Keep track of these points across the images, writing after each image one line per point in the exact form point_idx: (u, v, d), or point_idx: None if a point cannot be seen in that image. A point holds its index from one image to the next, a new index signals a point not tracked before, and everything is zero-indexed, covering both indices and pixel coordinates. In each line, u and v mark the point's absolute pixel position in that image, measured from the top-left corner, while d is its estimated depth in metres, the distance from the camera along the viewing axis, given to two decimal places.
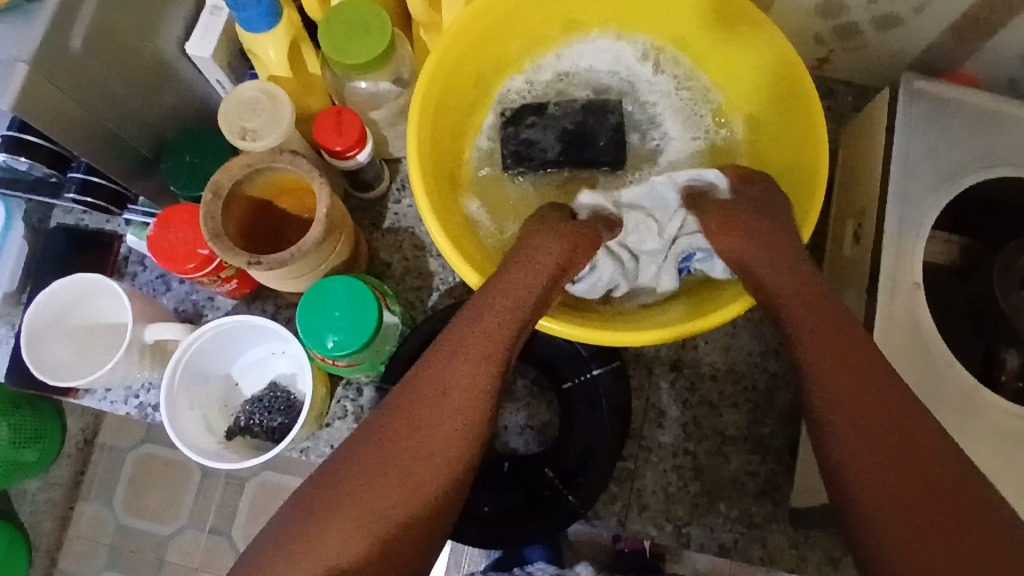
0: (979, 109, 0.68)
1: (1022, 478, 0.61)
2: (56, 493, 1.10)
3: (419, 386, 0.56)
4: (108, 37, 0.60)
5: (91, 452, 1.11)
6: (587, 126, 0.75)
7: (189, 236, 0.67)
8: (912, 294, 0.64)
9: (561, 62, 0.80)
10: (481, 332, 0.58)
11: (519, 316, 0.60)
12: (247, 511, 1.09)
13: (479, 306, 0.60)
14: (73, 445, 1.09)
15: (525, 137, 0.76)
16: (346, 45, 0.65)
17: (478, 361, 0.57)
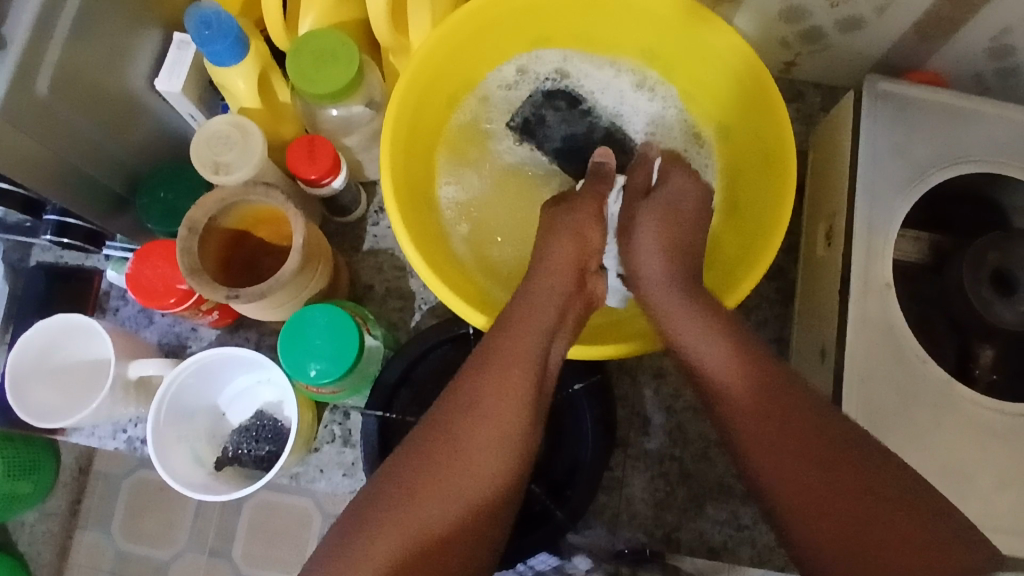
0: (943, 106, 0.69)
1: (995, 468, 0.63)
2: (54, 524, 1.04)
3: (443, 429, 0.53)
4: (75, 81, 0.61)
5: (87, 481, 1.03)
6: (588, 141, 0.79)
7: (167, 272, 0.67)
8: (884, 294, 0.65)
9: (532, 66, 0.80)
10: (506, 368, 0.55)
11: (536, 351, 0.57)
12: (249, 531, 0.99)
13: (498, 341, 0.57)
14: (67, 475, 1.03)
15: (539, 113, 0.80)
16: (315, 75, 0.65)
17: (510, 403, 0.54)
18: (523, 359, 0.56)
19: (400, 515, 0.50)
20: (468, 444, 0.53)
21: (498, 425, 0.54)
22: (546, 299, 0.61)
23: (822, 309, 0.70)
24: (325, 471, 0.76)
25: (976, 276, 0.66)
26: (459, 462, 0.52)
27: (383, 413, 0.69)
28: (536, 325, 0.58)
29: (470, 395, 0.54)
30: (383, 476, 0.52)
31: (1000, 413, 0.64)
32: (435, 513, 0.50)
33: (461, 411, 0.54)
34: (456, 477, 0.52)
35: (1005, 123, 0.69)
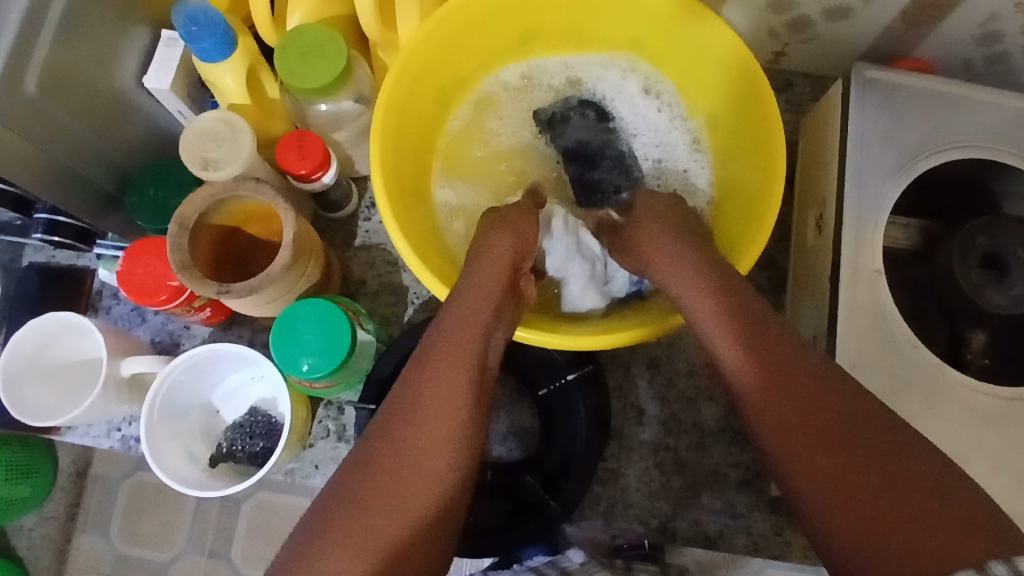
0: (931, 92, 0.69)
1: (988, 452, 0.63)
2: (52, 528, 1.03)
3: (388, 435, 0.51)
4: (63, 79, 0.61)
5: (84, 484, 1.02)
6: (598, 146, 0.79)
7: (158, 269, 0.67)
8: (874, 280, 0.65)
9: (529, 70, 0.82)
10: (447, 367, 0.54)
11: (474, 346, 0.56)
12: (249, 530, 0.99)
13: (437, 341, 0.56)
14: (65, 478, 1.02)
15: (562, 115, 0.80)
16: (303, 70, 0.65)
17: (453, 393, 0.53)
18: (462, 356, 0.55)
19: (351, 530, 0.47)
20: (416, 439, 0.51)
21: (441, 425, 0.52)
22: (484, 293, 0.60)
23: (813, 297, 0.70)
24: (320, 466, 0.77)
25: (965, 261, 0.67)
26: (407, 467, 0.50)
27: (375, 407, 0.69)
28: (472, 322, 0.58)
29: (412, 396, 0.53)
30: (328, 493, 0.50)
31: (991, 397, 0.64)
32: (386, 520, 0.47)
33: (399, 415, 0.52)
34: (404, 482, 0.49)
35: (994, 109, 0.70)
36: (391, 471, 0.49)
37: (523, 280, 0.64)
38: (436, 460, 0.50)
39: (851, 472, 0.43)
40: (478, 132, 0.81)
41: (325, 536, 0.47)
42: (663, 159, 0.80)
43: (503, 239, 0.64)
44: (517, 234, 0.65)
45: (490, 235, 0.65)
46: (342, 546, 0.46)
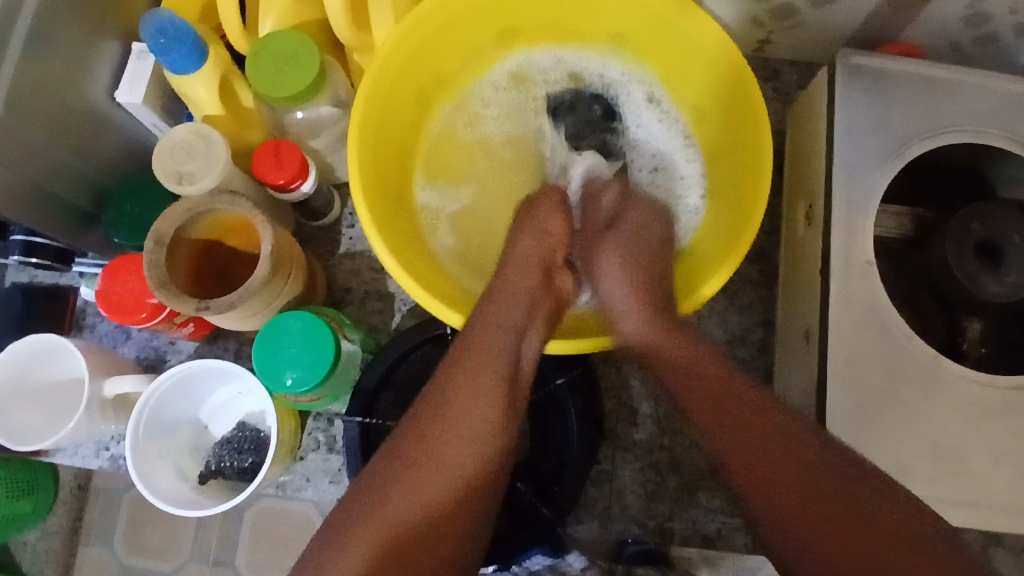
0: (918, 77, 0.68)
1: (985, 443, 0.62)
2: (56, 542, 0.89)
3: (419, 433, 0.53)
4: (32, 97, 0.60)
5: (87, 497, 0.88)
6: (588, 130, 0.78)
7: (137, 286, 0.67)
8: (866, 272, 0.64)
9: (520, 65, 0.80)
10: (477, 367, 0.55)
11: (509, 340, 0.57)
12: (249, 537, 0.85)
13: (470, 342, 0.57)
14: (67, 493, 0.88)
15: (561, 101, 0.80)
16: (277, 78, 0.64)
17: (486, 394, 0.55)
18: (494, 356, 0.56)
19: (380, 524, 0.49)
20: (445, 439, 0.53)
21: (471, 427, 0.53)
22: (517, 290, 0.61)
23: (805, 291, 0.68)
24: (312, 479, 0.76)
25: (959, 249, 0.66)
26: (435, 466, 0.52)
27: (361, 419, 0.68)
28: (505, 321, 0.58)
29: (441, 397, 0.54)
30: (356, 490, 0.52)
31: (989, 387, 0.63)
32: (412, 516, 0.50)
33: (430, 414, 0.54)
34: (430, 481, 0.51)
35: (983, 92, 0.68)
36: (420, 469, 0.51)
37: (556, 279, 0.65)
38: (465, 461, 0.52)
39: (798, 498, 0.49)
40: (465, 137, 0.80)
41: (351, 531, 0.49)
42: (649, 146, 0.78)
43: (531, 244, 0.64)
44: (543, 238, 0.65)
45: (513, 241, 0.65)
46: (369, 539, 0.49)
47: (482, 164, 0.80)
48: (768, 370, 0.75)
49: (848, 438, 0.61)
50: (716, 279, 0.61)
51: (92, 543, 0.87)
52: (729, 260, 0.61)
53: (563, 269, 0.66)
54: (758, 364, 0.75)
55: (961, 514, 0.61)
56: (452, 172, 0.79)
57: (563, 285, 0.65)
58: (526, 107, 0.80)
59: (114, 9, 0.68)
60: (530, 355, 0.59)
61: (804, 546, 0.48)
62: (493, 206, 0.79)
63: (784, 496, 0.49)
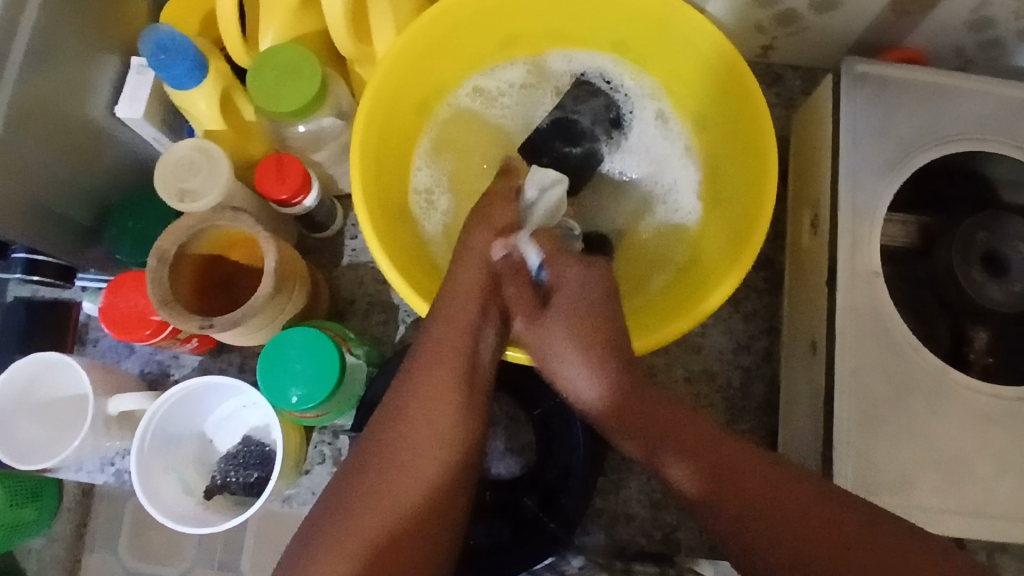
0: (923, 84, 0.68)
1: (992, 454, 0.62)
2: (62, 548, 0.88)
3: (377, 444, 0.52)
4: (31, 117, 0.59)
5: (92, 505, 0.87)
6: (580, 129, 0.78)
7: (140, 303, 0.67)
8: (871, 282, 0.64)
9: (535, 63, 0.79)
10: (433, 371, 0.54)
11: (467, 342, 0.55)
12: (255, 542, 0.85)
13: (424, 344, 0.55)
14: (70, 500, 0.86)
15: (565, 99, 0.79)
16: (279, 92, 0.64)
17: (442, 400, 0.53)
18: (450, 358, 0.54)
19: (345, 532, 0.48)
20: (404, 445, 0.51)
21: (428, 434, 0.52)
22: (468, 288, 0.57)
23: (810, 300, 0.68)
24: (317, 492, 0.76)
25: (964, 257, 0.66)
26: (396, 473, 0.50)
27: (368, 434, 0.68)
28: (464, 315, 0.55)
29: (396, 407, 0.53)
30: (330, 492, 0.51)
31: (994, 398, 0.63)
32: (375, 520, 0.49)
33: (389, 422, 0.52)
34: (393, 487, 0.50)
35: (988, 98, 0.68)
36: (377, 481, 0.50)
37: (505, 286, 0.58)
38: (428, 465, 0.51)
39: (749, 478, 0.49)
40: (466, 140, 0.79)
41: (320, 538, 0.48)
42: (641, 142, 0.78)
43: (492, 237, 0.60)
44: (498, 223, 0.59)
45: (470, 232, 0.59)
46: (336, 541, 0.48)
47: (480, 164, 0.79)
48: (774, 379, 0.75)
49: (855, 449, 0.61)
50: (732, 276, 0.61)
51: (97, 549, 0.86)
52: (743, 262, 0.61)
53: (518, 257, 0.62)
54: (763, 372, 0.75)
55: (969, 526, 0.61)
56: (453, 175, 0.79)
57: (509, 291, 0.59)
58: (539, 107, 0.79)
59: (113, 24, 0.67)
60: (489, 352, 0.56)
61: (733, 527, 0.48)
62: (489, 210, 0.79)
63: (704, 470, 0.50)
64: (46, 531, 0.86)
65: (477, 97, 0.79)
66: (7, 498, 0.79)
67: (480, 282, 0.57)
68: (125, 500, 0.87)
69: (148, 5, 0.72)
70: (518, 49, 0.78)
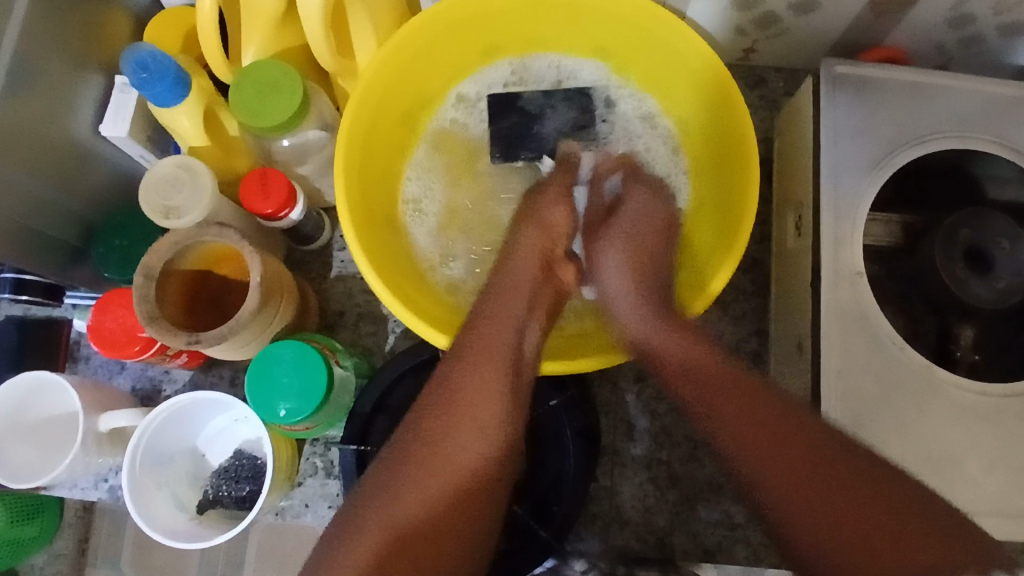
0: (902, 82, 0.68)
1: (981, 452, 0.62)
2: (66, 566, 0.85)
3: (422, 431, 0.55)
4: (15, 138, 0.60)
5: (93, 519, 0.84)
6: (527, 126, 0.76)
7: (128, 321, 0.67)
8: (856, 282, 0.64)
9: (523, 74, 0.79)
10: (482, 355, 0.58)
11: (510, 338, 0.59)
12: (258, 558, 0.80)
13: (470, 339, 0.59)
14: (71, 515, 0.84)
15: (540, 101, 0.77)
16: (261, 108, 0.64)
17: (488, 391, 0.56)
18: (496, 346, 0.58)
19: (391, 511, 0.51)
20: (450, 433, 0.54)
21: (476, 414, 0.55)
22: (518, 287, 0.62)
23: (796, 302, 0.68)
24: (310, 504, 0.77)
25: (948, 256, 0.66)
26: (443, 451, 0.54)
27: (357, 446, 0.68)
28: (508, 313, 0.60)
29: (447, 391, 0.56)
30: (372, 475, 0.54)
31: (982, 395, 0.63)
32: (422, 506, 0.51)
33: (436, 407, 0.56)
34: (442, 465, 0.53)
35: (967, 95, 0.68)
36: (423, 461, 0.53)
37: (557, 271, 0.66)
38: (472, 450, 0.54)
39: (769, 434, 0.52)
40: (451, 155, 0.79)
41: (360, 527, 0.50)
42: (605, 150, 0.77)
43: (532, 235, 0.65)
44: (545, 229, 0.66)
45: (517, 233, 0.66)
46: (388, 516, 0.51)
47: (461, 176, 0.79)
48: (764, 381, 0.74)
49: None
50: (720, 278, 0.62)
51: (98, 565, 0.83)
52: (734, 260, 0.61)
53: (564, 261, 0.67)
54: (753, 374, 0.74)
55: None
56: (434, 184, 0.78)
57: (562, 276, 0.66)
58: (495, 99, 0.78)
59: (95, 44, 0.68)
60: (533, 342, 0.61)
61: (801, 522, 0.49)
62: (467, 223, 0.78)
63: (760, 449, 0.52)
64: (46, 548, 0.84)
65: (466, 106, 0.79)
66: (7, 515, 0.78)
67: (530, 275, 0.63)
68: (126, 519, 0.83)
69: (131, 24, 0.73)
70: (502, 58, 0.78)
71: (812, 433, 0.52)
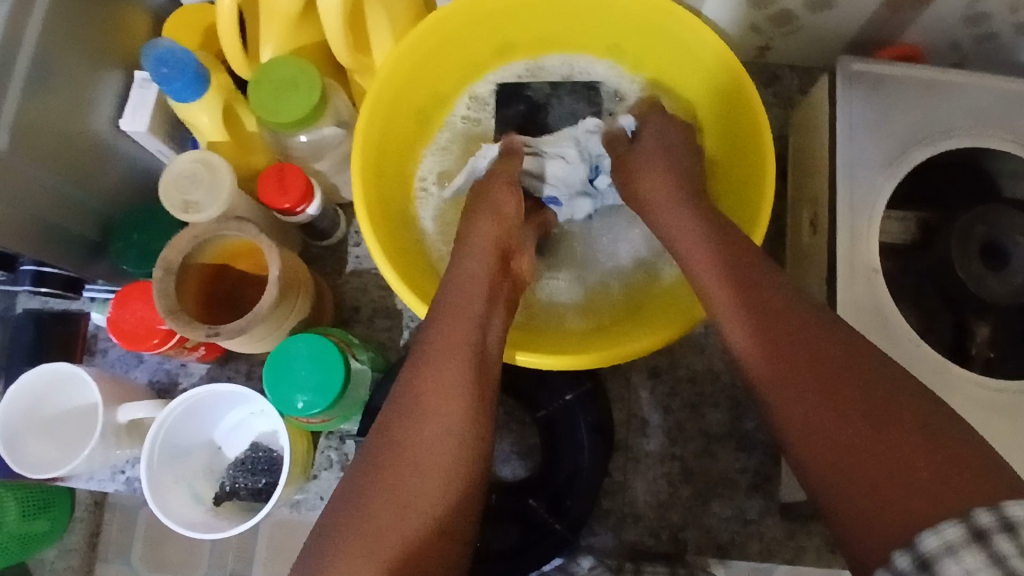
0: (917, 80, 0.68)
1: (997, 448, 0.62)
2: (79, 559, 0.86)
3: (384, 447, 0.49)
4: (35, 133, 0.61)
5: (104, 513, 0.85)
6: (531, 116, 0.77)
7: (147, 314, 0.68)
8: (871, 279, 0.64)
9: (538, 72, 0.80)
10: (445, 356, 0.52)
11: (472, 333, 0.54)
12: (270, 552, 0.80)
13: (429, 342, 0.54)
14: (83, 509, 0.85)
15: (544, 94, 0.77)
16: (277, 104, 0.65)
17: (450, 394, 0.51)
18: (459, 344, 0.53)
19: (354, 534, 0.45)
20: (409, 442, 0.49)
21: (438, 417, 0.50)
22: (474, 283, 0.58)
23: (811, 298, 0.69)
24: (325, 497, 0.78)
25: (964, 252, 0.66)
26: (402, 459, 0.48)
27: (373, 439, 0.68)
28: (468, 309, 0.56)
29: (407, 399, 0.51)
30: (337, 497, 0.49)
31: (997, 391, 0.63)
32: (385, 524, 0.46)
33: (396, 413, 0.50)
34: (408, 476, 0.47)
35: (983, 93, 0.68)
36: (384, 474, 0.48)
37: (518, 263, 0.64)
38: (434, 455, 0.48)
39: (799, 384, 0.44)
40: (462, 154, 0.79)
41: (327, 553, 0.45)
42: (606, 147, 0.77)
43: (486, 224, 0.64)
44: (501, 218, 0.65)
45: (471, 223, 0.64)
46: (350, 537, 0.45)
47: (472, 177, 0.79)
48: None
49: None
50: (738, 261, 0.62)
51: (112, 557, 0.84)
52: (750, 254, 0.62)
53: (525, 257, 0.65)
54: None
55: None
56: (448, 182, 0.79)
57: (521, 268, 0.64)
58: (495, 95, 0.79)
59: (115, 41, 0.69)
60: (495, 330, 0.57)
61: (826, 464, 0.42)
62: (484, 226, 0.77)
63: (781, 395, 0.45)
64: (58, 543, 0.85)
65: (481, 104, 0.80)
66: (18, 509, 0.79)
67: (486, 267, 0.60)
68: (142, 512, 0.84)
69: (149, 21, 0.74)
70: (517, 57, 0.79)
71: (840, 375, 0.44)
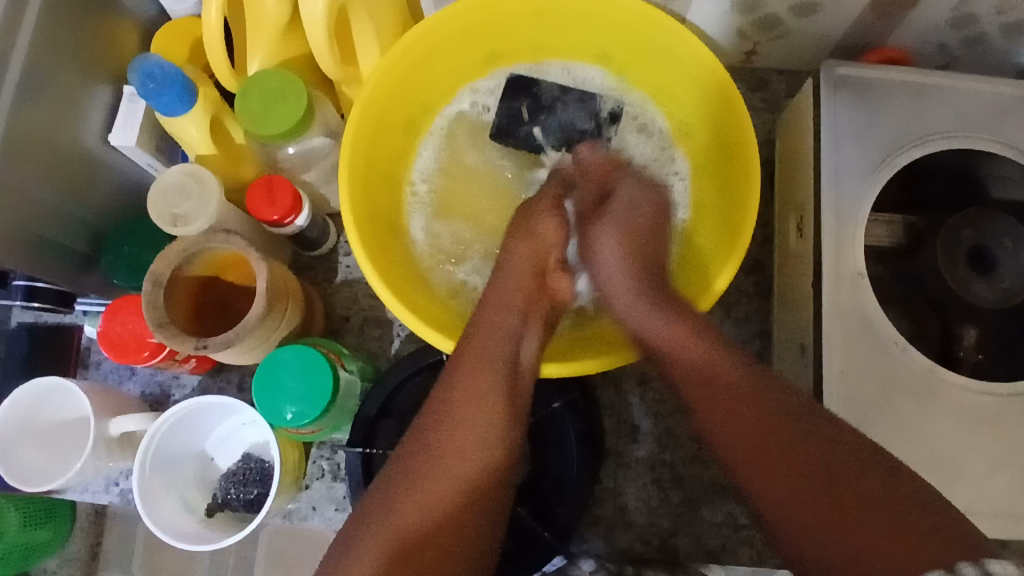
0: (902, 83, 0.68)
1: (985, 452, 0.62)
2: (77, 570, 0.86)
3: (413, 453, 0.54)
4: (24, 149, 0.61)
5: (105, 521, 0.85)
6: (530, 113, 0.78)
7: (138, 327, 0.68)
8: (857, 283, 0.64)
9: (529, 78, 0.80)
10: (474, 363, 0.57)
11: (507, 349, 0.59)
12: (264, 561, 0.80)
13: (464, 353, 0.58)
14: (84, 519, 0.85)
15: (553, 96, 0.78)
16: (265, 115, 0.65)
17: (484, 406, 0.55)
18: (494, 359, 0.58)
19: (392, 525, 0.51)
20: (446, 451, 0.54)
21: (473, 429, 0.54)
22: (505, 301, 0.62)
23: (798, 303, 0.69)
24: (317, 507, 0.78)
25: (951, 257, 0.66)
26: (439, 461, 0.53)
27: (362, 448, 0.68)
28: (504, 324, 0.60)
29: (442, 407, 0.55)
30: (375, 488, 0.54)
31: (986, 395, 0.63)
32: (421, 523, 0.51)
33: (431, 417, 0.55)
34: (435, 483, 0.52)
35: (967, 96, 0.68)
36: (423, 476, 0.53)
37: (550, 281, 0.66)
38: (469, 462, 0.54)
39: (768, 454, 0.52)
40: (456, 162, 0.80)
41: (363, 535, 0.50)
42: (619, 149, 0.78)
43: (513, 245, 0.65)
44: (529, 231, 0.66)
45: (508, 248, 0.66)
46: (382, 530, 0.50)
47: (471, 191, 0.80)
48: None
49: None
50: (727, 271, 0.62)
51: (109, 566, 0.84)
52: (738, 256, 0.62)
53: (557, 268, 0.67)
54: None
55: None
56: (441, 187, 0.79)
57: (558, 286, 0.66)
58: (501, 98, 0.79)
59: (103, 56, 0.69)
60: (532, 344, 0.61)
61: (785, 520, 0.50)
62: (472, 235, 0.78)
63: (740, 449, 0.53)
64: (58, 553, 0.85)
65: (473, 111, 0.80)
66: (19, 519, 0.79)
67: (522, 287, 0.63)
68: (136, 523, 0.84)
69: (138, 35, 0.74)
70: (505, 65, 0.79)
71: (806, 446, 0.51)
